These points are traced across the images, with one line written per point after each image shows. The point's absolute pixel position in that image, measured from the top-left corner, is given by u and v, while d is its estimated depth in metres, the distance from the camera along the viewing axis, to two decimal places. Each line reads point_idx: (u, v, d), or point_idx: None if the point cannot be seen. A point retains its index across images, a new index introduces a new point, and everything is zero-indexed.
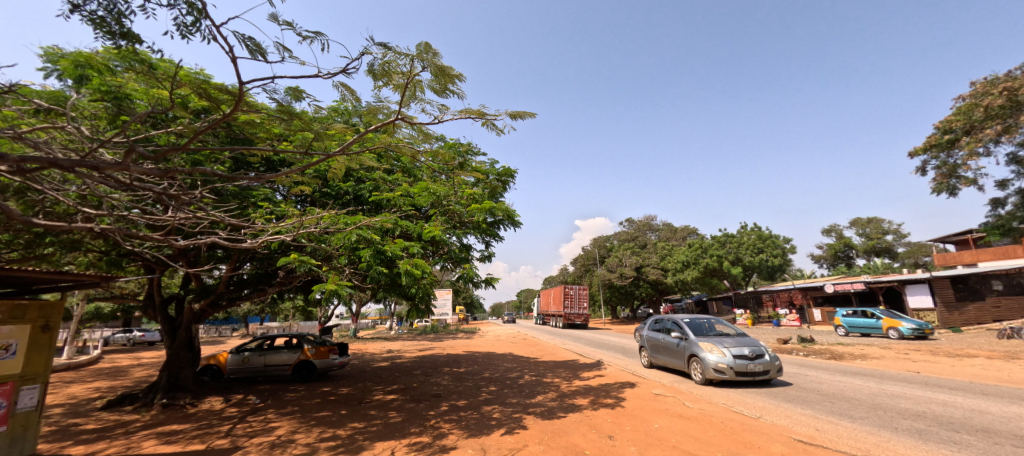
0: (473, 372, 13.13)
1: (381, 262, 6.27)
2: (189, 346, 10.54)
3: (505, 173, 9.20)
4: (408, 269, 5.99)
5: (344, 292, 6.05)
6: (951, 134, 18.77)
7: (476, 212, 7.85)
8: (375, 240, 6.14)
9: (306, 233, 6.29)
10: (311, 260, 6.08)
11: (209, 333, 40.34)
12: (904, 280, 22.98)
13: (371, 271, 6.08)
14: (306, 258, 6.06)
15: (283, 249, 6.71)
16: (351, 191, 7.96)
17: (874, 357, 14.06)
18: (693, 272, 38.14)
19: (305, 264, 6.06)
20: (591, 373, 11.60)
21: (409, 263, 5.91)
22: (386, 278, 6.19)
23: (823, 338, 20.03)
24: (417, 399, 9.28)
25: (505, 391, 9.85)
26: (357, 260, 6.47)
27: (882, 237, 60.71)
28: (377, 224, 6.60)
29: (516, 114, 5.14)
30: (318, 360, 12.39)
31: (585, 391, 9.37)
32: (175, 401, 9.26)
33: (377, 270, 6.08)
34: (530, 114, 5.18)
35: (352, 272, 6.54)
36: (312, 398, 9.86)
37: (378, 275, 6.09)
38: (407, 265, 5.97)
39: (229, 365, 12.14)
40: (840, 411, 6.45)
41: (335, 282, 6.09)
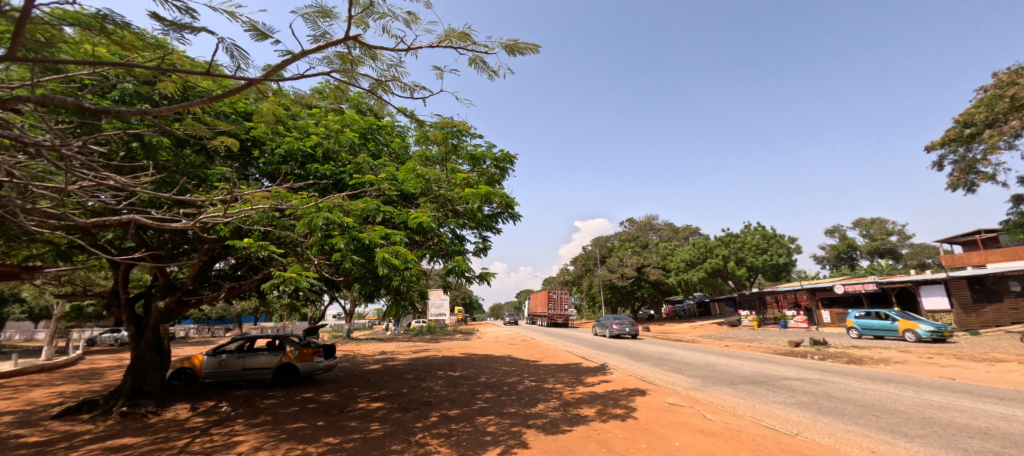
0: (469, 376, 12.22)
1: (357, 251, 5.42)
2: (157, 348, 9.67)
3: (505, 158, 8.30)
4: (387, 261, 5.14)
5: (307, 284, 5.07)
6: (972, 127, 17.97)
7: (470, 198, 6.94)
8: (350, 225, 5.24)
9: (267, 215, 5.39)
10: (270, 248, 5.12)
11: (202, 333, 39.60)
12: (919, 281, 22.09)
13: (344, 260, 5.21)
14: (264, 244, 5.10)
15: (238, 234, 5.70)
16: (329, 175, 7.01)
17: (897, 361, 13.18)
18: (696, 272, 37.20)
19: (263, 251, 5.13)
20: (596, 378, 10.72)
21: (387, 252, 5.05)
22: (361, 270, 5.31)
23: (837, 341, 19.14)
24: (405, 408, 8.37)
25: (502, 399, 8.95)
26: (329, 249, 5.59)
27: (886, 238, 59.84)
28: (352, 207, 5.71)
29: (513, 47, 4.16)
30: (302, 363, 11.50)
31: (590, 400, 8.47)
32: (136, 409, 8.39)
33: (350, 260, 5.21)
34: (532, 47, 4.16)
35: (323, 262, 5.65)
36: (291, 406, 8.97)
37: (352, 265, 5.22)
38: (386, 255, 5.11)
39: (205, 368, 11.19)
40: (890, 427, 5.58)
41: (295, 272, 5.09)
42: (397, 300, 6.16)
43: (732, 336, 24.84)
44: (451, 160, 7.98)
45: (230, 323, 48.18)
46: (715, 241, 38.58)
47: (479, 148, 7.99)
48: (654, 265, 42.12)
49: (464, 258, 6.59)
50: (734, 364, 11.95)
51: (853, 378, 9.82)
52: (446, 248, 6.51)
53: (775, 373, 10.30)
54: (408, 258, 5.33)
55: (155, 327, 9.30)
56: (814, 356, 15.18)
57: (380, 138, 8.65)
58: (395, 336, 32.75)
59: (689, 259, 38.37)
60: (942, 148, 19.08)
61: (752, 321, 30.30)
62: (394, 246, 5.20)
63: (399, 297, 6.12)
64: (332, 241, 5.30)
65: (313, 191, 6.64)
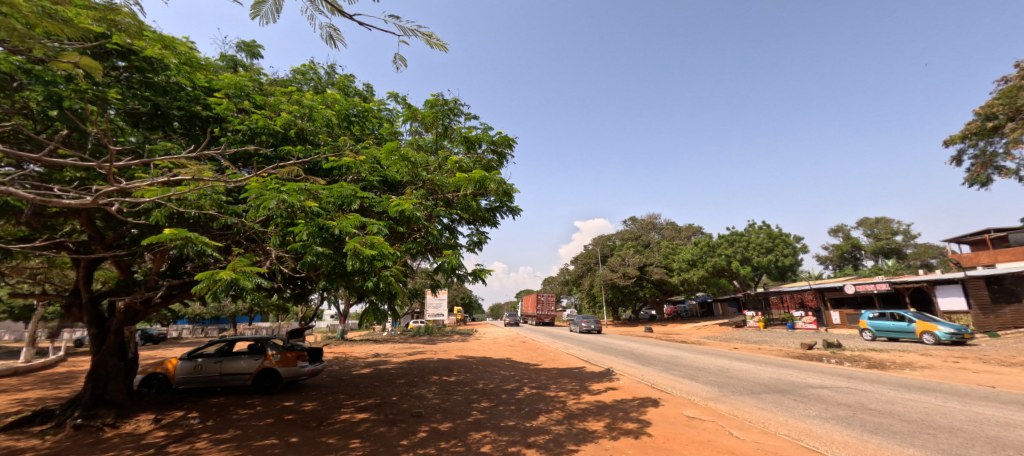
0: (465, 382, 11.37)
1: (324, 243, 4.52)
2: (121, 352, 8.84)
3: (505, 142, 7.43)
4: (360, 253, 4.26)
5: (254, 283, 4.08)
6: (993, 121, 17.12)
7: (463, 185, 6.08)
8: (316, 212, 4.37)
9: (213, 198, 4.46)
10: (206, 240, 3.92)
11: (196, 334, 38.84)
12: (934, 280, 21.24)
13: (307, 255, 4.28)
14: (198, 236, 3.82)
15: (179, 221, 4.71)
16: (300, 156, 6.09)
17: (922, 367, 12.34)
18: (699, 272, 36.33)
19: (195, 245, 3.97)
20: (601, 385, 9.88)
21: (359, 244, 4.16)
22: (330, 265, 4.43)
23: (851, 343, 18.31)
24: (391, 421, 7.51)
25: (499, 410, 8.10)
26: (291, 241, 4.67)
27: (891, 237, 58.92)
28: (313, 189, 4.79)
29: None
30: (284, 368, 10.67)
31: (597, 411, 7.64)
32: (91, 421, 7.55)
33: (317, 253, 4.29)
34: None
35: (281, 254, 4.67)
36: (267, 417, 8.13)
37: (317, 260, 4.31)
38: (357, 246, 4.21)
39: (179, 373, 10.35)
40: (954, 451, 4.75)
41: (238, 268, 4.06)
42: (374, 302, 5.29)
43: (739, 337, 24.00)
44: (442, 143, 7.09)
45: (226, 323, 47.41)
46: (719, 240, 37.78)
47: (473, 129, 7.13)
48: (656, 264, 41.26)
49: (456, 253, 5.73)
50: (750, 369, 11.09)
51: (884, 385, 8.98)
52: (434, 243, 5.62)
53: (796, 380, 9.47)
54: (387, 251, 4.47)
55: (118, 329, 8.47)
56: (830, 359, 14.36)
57: (365, 122, 7.73)
58: (390, 337, 31.82)
59: (692, 258, 37.53)
60: (961, 143, 18.30)
61: (759, 322, 29.46)
62: (369, 236, 4.32)
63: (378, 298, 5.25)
64: (294, 230, 4.38)
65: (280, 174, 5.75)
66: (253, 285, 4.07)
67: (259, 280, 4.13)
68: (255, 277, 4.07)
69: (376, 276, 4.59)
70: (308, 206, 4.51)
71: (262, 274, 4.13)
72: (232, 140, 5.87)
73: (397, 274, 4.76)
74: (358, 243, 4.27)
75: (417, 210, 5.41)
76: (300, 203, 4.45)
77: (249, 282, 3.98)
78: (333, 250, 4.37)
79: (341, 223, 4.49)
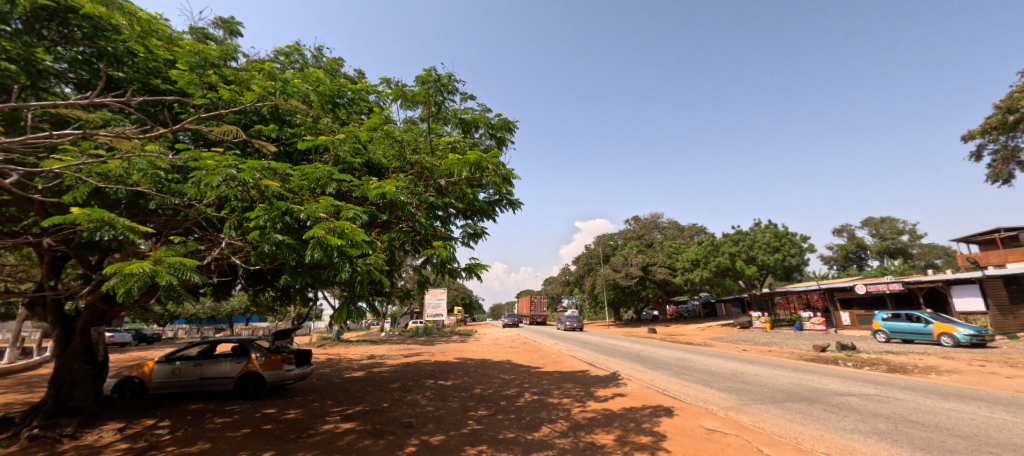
0: (461, 387, 10.68)
1: (286, 231, 3.83)
2: (89, 355, 8.16)
3: (506, 123, 6.70)
4: (325, 243, 3.58)
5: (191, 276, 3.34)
6: (1015, 114, 16.36)
7: (457, 168, 5.36)
8: (276, 192, 3.64)
9: (149, 174, 3.74)
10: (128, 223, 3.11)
11: (192, 333, 38.24)
12: (949, 280, 20.51)
13: (262, 244, 3.58)
14: (123, 219, 3.02)
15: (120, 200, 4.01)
16: (272, 135, 5.39)
17: (948, 371, 11.60)
18: (703, 272, 35.58)
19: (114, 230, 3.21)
20: (607, 391, 9.17)
21: (324, 231, 3.45)
22: (293, 257, 3.74)
23: (866, 345, 17.56)
24: (377, 433, 6.79)
25: (497, 419, 7.39)
26: (246, 227, 3.98)
27: (896, 237, 58.02)
28: (274, 168, 4.03)
29: None
30: (268, 372, 9.98)
31: (605, 421, 6.95)
32: (49, 432, 6.87)
33: (275, 242, 3.59)
34: None
35: (235, 243, 3.96)
36: (243, 426, 7.44)
37: (275, 251, 3.62)
38: (322, 233, 3.49)
39: (156, 377, 9.67)
40: None
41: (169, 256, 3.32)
42: (349, 298, 4.65)
43: (746, 339, 23.25)
44: (435, 125, 6.42)
45: (222, 323, 46.79)
46: (723, 240, 37.05)
47: (469, 109, 6.40)
48: (660, 264, 40.69)
49: (447, 242, 5.05)
50: (766, 373, 10.37)
51: (915, 392, 8.26)
52: (422, 230, 4.93)
53: (818, 386, 8.77)
54: (362, 240, 3.78)
55: (84, 331, 7.79)
56: (847, 362, 13.63)
57: (350, 106, 6.97)
58: (388, 337, 31.10)
59: (696, 258, 36.64)
60: (981, 137, 17.59)
61: (766, 323, 28.71)
62: (337, 223, 3.63)
63: (353, 294, 4.60)
64: (248, 215, 3.66)
65: (247, 154, 5.04)
66: (188, 280, 3.38)
67: (196, 275, 3.44)
68: (193, 271, 3.41)
69: (349, 268, 3.93)
70: (266, 188, 3.76)
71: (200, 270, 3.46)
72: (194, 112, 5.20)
73: (376, 265, 4.09)
74: (323, 228, 3.56)
75: (403, 193, 4.71)
76: (255, 183, 3.70)
77: (185, 276, 3.32)
78: (295, 240, 3.68)
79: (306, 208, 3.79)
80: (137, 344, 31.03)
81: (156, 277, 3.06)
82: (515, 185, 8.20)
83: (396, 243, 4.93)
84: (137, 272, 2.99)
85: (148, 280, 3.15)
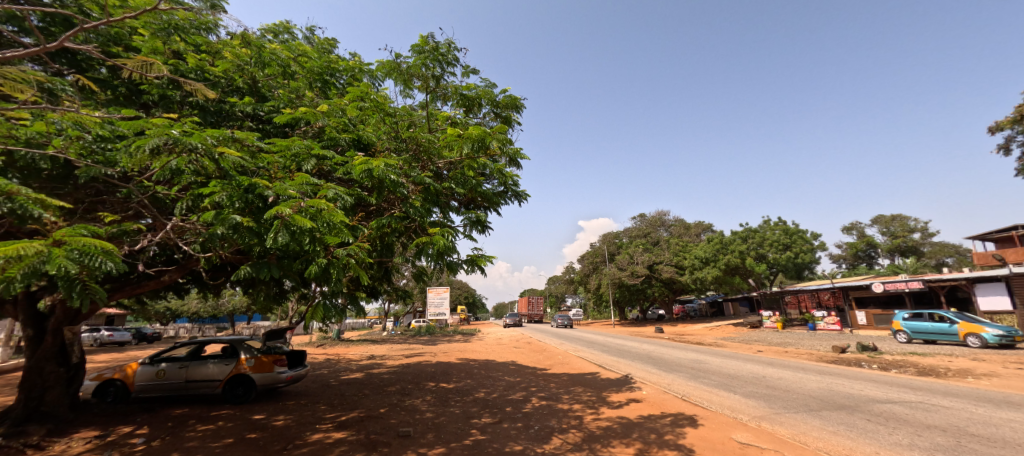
0: (464, 390, 10.01)
1: (247, 213, 3.21)
2: (61, 357, 7.57)
3: (513, 101, 6.05)
4: (293, 225, 2.92)
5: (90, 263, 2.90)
6: None
7: (457, 145, 4.72)
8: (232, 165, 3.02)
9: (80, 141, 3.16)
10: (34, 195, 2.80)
11: (193, 332, 37.86)
12: (973, 278, 19.64)
13: (215, 226, 2.95)
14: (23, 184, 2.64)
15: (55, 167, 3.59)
16: (245, 110, 4.84)
17: (985, 374, 10.81)
18: (713, 270, 34.74)
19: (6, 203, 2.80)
20: (621, 396, 8.50)
21: (292, 210, 2.79)
22: (254, 242, 3.12)
23: (888, 346, 16.77)
24: (370, 444, 6.11)
25: (502, 428, 6.74)
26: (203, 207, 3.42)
27: (908, 235, 56.77)
28: (239, 137, 3.38)
29: None
30: (259, 374, 9.40)
31: (622, 431, 6.28)
32: (13, 442, 6.33)
33: (230, 224, 2.96)
34: None
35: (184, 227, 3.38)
36: (226, 436, 6.80)
37: (231, 234, 2.99)
38: (287, 212, 2.82)
39: (139, 380, 9.08)
40: None
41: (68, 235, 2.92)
42: (325, 294, 4.07)
43: (758, 339, 22.40)
44: (433, 101, 5.79)
45: (224, 323, 46.42)
46: (732, 237, 36.27)
47: (471, 84, 5.77)
48: (667, 262, 39.87)
49: (445, 229, 4.40)
50: (791, 377, 9.62)
51: (960, 399, 7.53)
52: (416, 216, 4.29)
53: (851, 392, 8.06)
54: (340, 224, 3.14)
55: (55, 331, 7.18)
56: (873, 365, 12.87)
57: (343, 85, 6.29)
58: (390, 337, 30.47)
59: (704, 256, 35.80)
60: (1010, 129, 16.75)
61: (777, 323, 27.89)
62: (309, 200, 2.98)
63: (331, 289, 4.01)
64: (200, 191, 3.04)
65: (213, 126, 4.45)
66: (101, 268, 3.04)
67: (110, 262, 3.10)
68: (109, 259, 3.07)
69: (324, 257, 3.33)
70: (226, 159, 3.13)
71: (118, 258, 3.14)
72: (152, 82, 4.57)
73: (356, 256, 3.47)
74: (290, 206, 2.91)
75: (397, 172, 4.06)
76: (212, 152, 3.06)
77: (97, 263, 2.97)
78: (256, 223, 3.06)
79: (271, 183, 3.16)
80: (137, 343, 30.66)
81: (47, 263, 2.68)
82: (519, 174, 7.54)
83: (385, 231, 4.30)
84: (26, 252, 2.60)
85: (39, 265, 2.74)
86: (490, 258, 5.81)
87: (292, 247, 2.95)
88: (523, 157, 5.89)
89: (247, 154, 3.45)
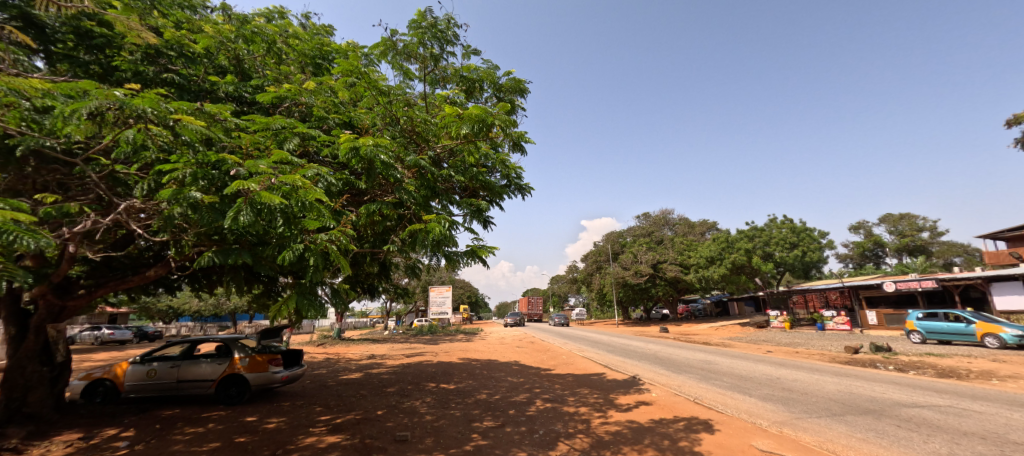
0: (465, 391, 9.67)
1: (211, 193, 3.00)
2: (45, 356, 7.26)
3: (515, 84, 5.71)
4: (259, 203, 2.66)
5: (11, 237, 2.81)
6: None
7: (455, 125, 4.35)
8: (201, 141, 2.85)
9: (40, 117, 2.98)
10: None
11: (194, 331, 37.75)
12: (989, 277, 19.11)
13: (173, 204, 2.74)
14: None
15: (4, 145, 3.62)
16: (230, 92, 4.71)
17: (1009, 376, 10.35)
18: (718, 269, 34.27)
19: None
20: (629, 398, 8.12)
21: (256, 186, 2.49)
22: (217, 224, 2.89)
23: (901, 347, 16.29)
24: (365, 449, 5.76)
25: (505, 432, 6.37)
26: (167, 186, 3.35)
27: (916, 234, 55.98)
28: (211, 110, 3.15)
29: None
30: (253, 375, 9.05)
31: (633, 437, 5.90)
32: None
33: (189, 201, 2.73)
34: None
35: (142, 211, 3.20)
36: (214, 439, 6.46)
37: (190, 214, 2.77)
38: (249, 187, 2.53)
39: (129, 380, 8.78)
40: None
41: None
42: (303, 286, 3.80)
43: (767, 339, 21.92)
44: (430, 82, 5.47)
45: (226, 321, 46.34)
46: (737, 235, 35.82)
47: (472, 65, 5.44)
48: (671, 261, 39.40)
49: (442, 216, 4.00)
50: (806, 379, 9.21)
51: (992, 402, 7.10)
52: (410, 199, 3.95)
53: (873, 395, 7.63)
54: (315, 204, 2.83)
55: (38, 329, 6.77)
56: (889, 366, 12.42)
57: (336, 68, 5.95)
58: (391, 336, 30.20)
59: (710, 255, 35.37)
60: None
61: (785, 322, 27.38)
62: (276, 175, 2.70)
63: (308, 282, 3.73)
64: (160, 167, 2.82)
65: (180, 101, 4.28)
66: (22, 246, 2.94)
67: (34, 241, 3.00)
68: (29, 238, 2.97)
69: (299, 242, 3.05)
70: (192, 131, 2.88)
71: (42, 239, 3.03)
72: (126, 58, 4.39)
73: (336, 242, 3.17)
74: (255, 181, 2.64)
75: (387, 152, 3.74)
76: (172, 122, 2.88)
77: (11, 240, 2.85)
78: (219, 200, 2.84)
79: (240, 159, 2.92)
80: (138, 341, 30.57)
81: None
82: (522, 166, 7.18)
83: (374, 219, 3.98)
84: None
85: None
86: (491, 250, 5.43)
87: (257, 226, 2.68)
88: (527, 142, 5.52)
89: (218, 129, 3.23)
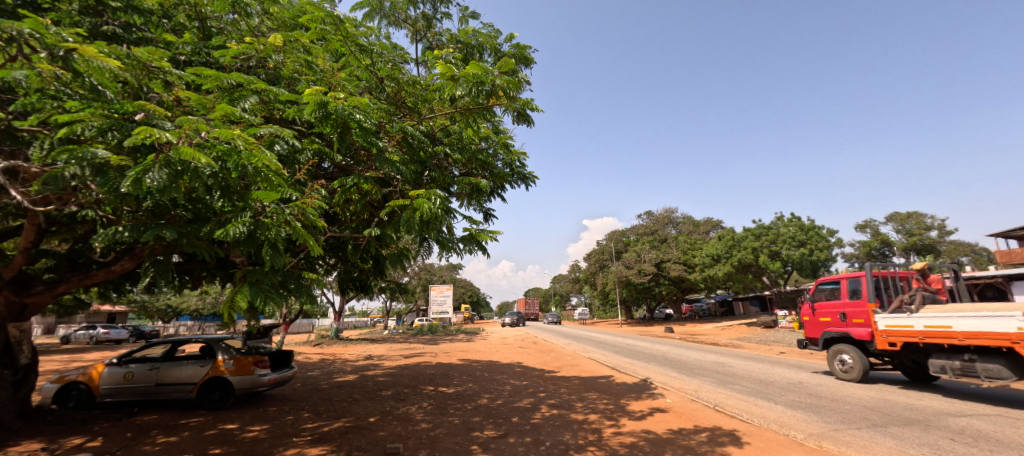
0: (465, 395, 9.07)
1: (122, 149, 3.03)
2: (6, 358, 6.68)
3: (518, 51, 5.31)
4: (179, 164, 2.61)
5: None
6: None
7: (448, 84, 3.87)
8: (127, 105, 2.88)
9: None
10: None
11: (194, 331, 37.31)
12: (1009, 275, 18.43)
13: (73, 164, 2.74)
14: None
15: None
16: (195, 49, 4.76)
17: None
18: (724, 267, 33.59)
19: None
20: (643, 404, 7.48)
21: (169, 138, 2.39)
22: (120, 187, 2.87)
23: None
24: None
25: (507, 444, 5.75)
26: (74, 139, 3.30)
27: (925, 233, 55.11)
28: (143, 58, 3.32)
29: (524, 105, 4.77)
30: (238, 378, 8.45)
31: (651, 450, 5.26)
32: None
33: (91, 161, 2.79)
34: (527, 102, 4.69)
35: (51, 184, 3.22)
36: (186, 450, 5.85)
37: (95, 174, 2.83)
38: (162, 139, 2.40)
39: (104, 383, 8.21)
40: None
41: None
42: (259, 274, 3.33)
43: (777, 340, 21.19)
44: (415, 43, 5.77)
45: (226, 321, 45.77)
46: (744, 234, 35.18)
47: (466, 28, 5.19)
48: (675, 260, 38.77)
49: (431, 192, 3.57)
50: (831, 384, 8.55)
51: None
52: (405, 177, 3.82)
53: (910, 402, 6.97)
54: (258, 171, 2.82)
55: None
56: None
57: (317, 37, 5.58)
58: (392, 336, 29.65)
59: (716, 253, 34.75)
60: None
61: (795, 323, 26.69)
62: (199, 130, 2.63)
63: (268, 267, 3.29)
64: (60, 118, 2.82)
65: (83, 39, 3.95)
66: None
67: None
68: None
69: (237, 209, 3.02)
70: (97, 69, 3.01)
71: None
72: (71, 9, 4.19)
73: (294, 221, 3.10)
74: (175, 136, 2.54)
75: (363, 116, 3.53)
76: (64, 53, 2.92)
77: None
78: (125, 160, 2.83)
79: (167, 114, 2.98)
80: (136, 341, 30.07)
81: None
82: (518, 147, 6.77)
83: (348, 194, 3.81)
84: None
85: None
86: (492, 233, 5.37)
87: (175, 189, 2.62)
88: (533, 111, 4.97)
89: (153, 79, 3.46)
